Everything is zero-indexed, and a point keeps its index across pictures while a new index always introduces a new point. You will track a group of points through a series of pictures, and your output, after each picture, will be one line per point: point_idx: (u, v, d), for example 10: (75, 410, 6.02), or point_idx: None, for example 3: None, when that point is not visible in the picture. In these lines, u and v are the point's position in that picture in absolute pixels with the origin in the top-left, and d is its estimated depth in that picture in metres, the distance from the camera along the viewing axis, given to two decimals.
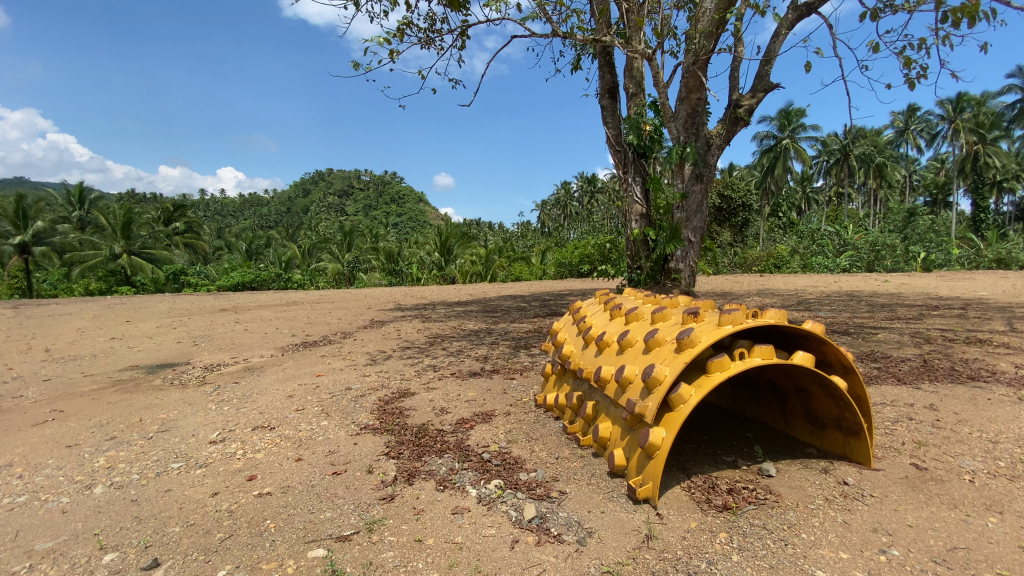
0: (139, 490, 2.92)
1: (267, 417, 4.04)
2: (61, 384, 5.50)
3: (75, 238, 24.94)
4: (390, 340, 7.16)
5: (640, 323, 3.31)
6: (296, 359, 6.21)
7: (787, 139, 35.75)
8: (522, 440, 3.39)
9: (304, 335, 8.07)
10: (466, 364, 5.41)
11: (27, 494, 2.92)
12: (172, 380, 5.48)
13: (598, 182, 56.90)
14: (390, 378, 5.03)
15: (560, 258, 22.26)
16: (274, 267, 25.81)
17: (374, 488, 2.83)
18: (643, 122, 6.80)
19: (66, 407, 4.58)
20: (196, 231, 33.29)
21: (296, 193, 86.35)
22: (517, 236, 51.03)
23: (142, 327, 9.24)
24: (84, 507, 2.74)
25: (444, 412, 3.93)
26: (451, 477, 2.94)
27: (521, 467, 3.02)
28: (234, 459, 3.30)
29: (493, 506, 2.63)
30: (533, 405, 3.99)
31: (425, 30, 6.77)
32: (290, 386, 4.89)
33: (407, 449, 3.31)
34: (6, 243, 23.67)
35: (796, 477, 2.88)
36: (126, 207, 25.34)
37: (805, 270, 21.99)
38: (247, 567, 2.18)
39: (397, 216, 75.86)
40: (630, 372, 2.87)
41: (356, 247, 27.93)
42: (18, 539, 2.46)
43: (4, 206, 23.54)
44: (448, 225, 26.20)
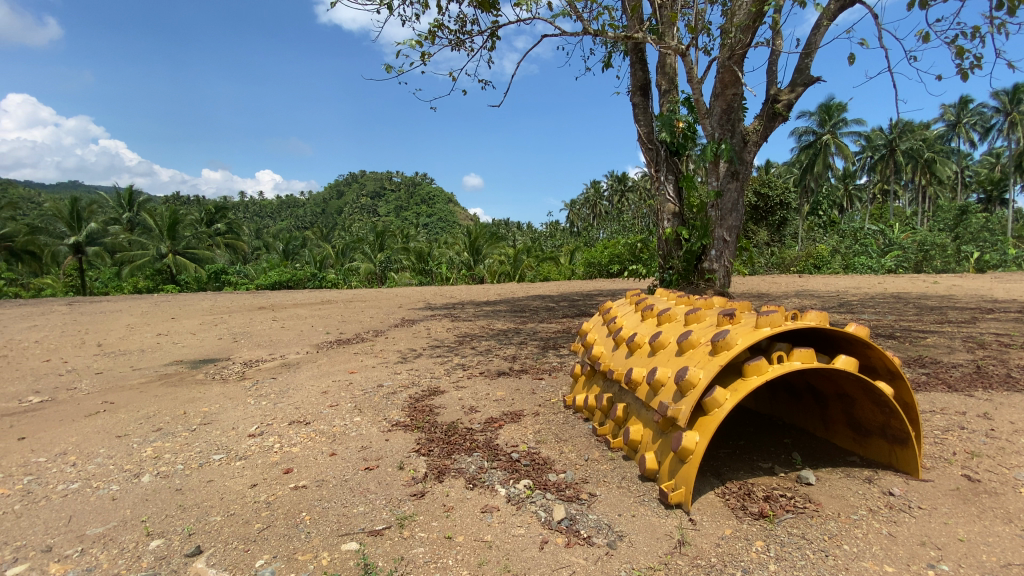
0: (183, 480, 3.05)
1: (303, 412, 4.15)
2: (113, 377, 5.81)
3: (125, 238, 26.31)
4: (420, 338, 7.26)
5: (673, 324, 3.25)
6: (329, 356, 6.37)
7: (827, 135, 34.38)
8: (551, 441, 3.37)
9: (338, 333, 8.26)
10: (495, 363, 5.43)
11: (81, 481, 3.09)
12: (213, 375, 5.71)
13: (629, 181, 56.13)
14: (420, 375, 5.09)
15: (589, 258, 22.08)
16: (310, 267, 26.56)
17: (405, 484, 2.87)
18: (676, 119, 6.67)
19: (116, 399, 4.83)
20: (236, 232, 34.56)
21: (330, 194, 88.53)
22: (546, 236, 50.96)
23: (186, 323, 9.67)
24: (132, 495, 2.88)
25: (473, 411, 3.95)
26: (480, 475, 2.95)
27: (550, 468, 3.01)
28: (272, 452, 3.40)
29: (522, 506, 2.63)
30: (562, 406, 3.97)
31: (456, 32, 6.84)
32: (324, 382, 5.02)
33: (437, 446, 3.35)
34: (63, 243, 25.10)
35: (838, 486, 2.77)
36: (172, 208, 26.53)
37: (847, 271, 21.14)
38: (284, 558, 2.24)
39: (427, 216, 76.80)
40: (663, 374, 2.82)
41: (387, 247, 28.44)
42: (73, 523, 2.60)
43: (61, 209, 24.95)
44: (477, 225, 26.38)
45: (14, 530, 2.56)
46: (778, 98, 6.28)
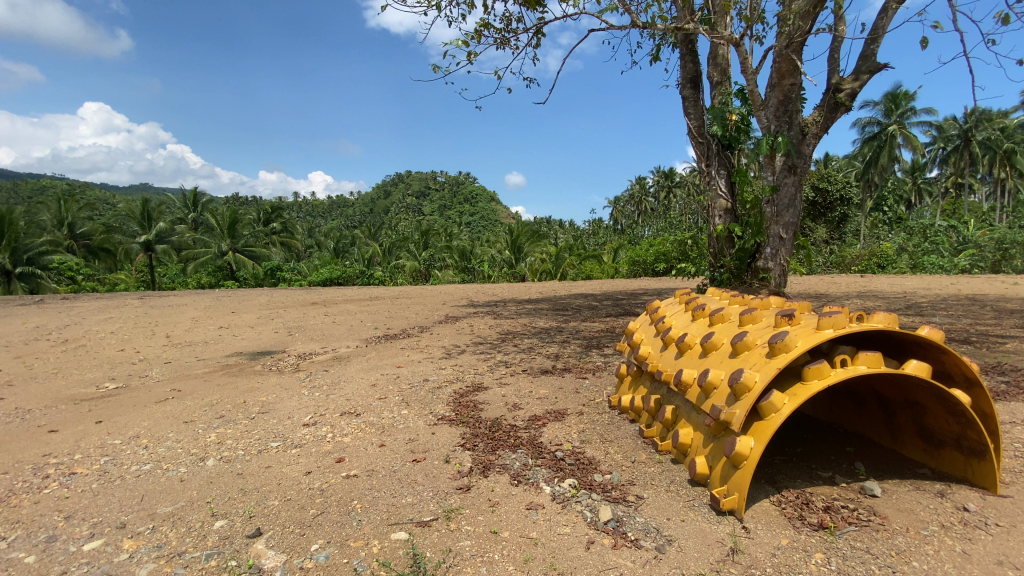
0: (244, 464, 3.21)
1: (353, 404, 4.29)
2: (180, 366, 6.21)
3: (190, 237, 28.00)
4: (464, 335, 7.35)
5: (727, 325, 3.13)
6: (377, 350, 6.57)
7: (894, 125, 32.23)
8: (596, 440, 3.33)
9: (385, 328, 8.49)
10: (538, 361, 5.42)
11: (152, 463, 3.31)
12: (271, 366, 6.01)
13: (676, 177, 54.67)
14: (463, 371, 5.16)
15: (633, 256, 21.68)
16: (358, 264, 27.42)
17: (451, 477, 2.91)
18: (728, 112, 6.43)
19: (183, 387, 5.16)
20: (290, 231, 36.21)
21: (377, 194, 91.10)
22: (589, 234, 50.30)
23: (245, 317, 10.23)
24: (199, 477, 3.06)
25: (517, 408, 3.95)
26: (525, 472, 2.95)
27: (596, 468, 2.96)
28: (325, 441, 3.54)
29: (568, 505, 2.61)
30: (607, 406, 3.91)
31: (502, 31, 6.87)
32: (373, 375, 5.18)
33: (481, 442, 3.37)
34: (135, 241, 26.87)
35: (906, 499, 2.59)
36: (232, 208, 27.96)
37: (914, 271, 19.79)
38: (337, 543, 2.32)
39: (470, 215, 77.55)
40: (715, 377, 2.72)
41: (431, 245, 28.92)
42: (144, 502, 2.79)
43: (133, 209, 26.90)
44: (519, 223, 26.39)
45: (92, 507, 2.76)
46: (840, 87, 5.94)
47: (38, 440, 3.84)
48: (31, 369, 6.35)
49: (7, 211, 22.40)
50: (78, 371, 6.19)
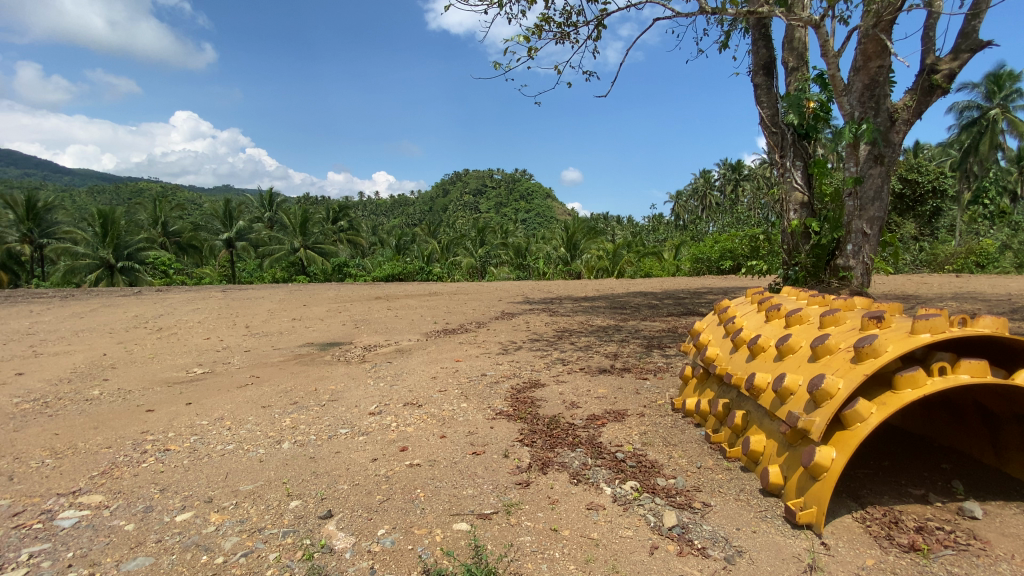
0: (316, 449, 3.39)
1: (416, 395, 4.42)
2: (258, 354, 6.66)
3: (267, 234, 29.93)
4: (520, 331, 7.37)
5: (805, 326, 2.93)
6: (437, 344, 6.72)
7: (998, 109, 28.93)
8: (658, 444, 3.22)
9: (444, 323, 8.70)
10: (596, 360, 5.33)
11: (234, 443, 3.57)
12: (339, 356, 6.31)
13: (744, 170, 51.99)
14: (521, 367, 5.17)
15: (696, 253, 20.85)
16: (418, 260, 28.18)
17: (510, 472, 2.92)
18: (806, 99, 5.97)
19: (261, 374, 5.54)
20: (355, 228, 37.87)
21: (436, 193, 93.23)
22: (648, 230, 48.92)
23: (315, 310, 10.81)
24: (276, 459, 3.26)
25: (575, 407, 3.90)
26: (585, 472, 2.91)
27: (659, 472, 2.87)
28: (389, 430, 3.67)
29: (630, 507, 2.54)
30: (671, 409, 3.77)
31: (563, 25, 6.82)
32: (433, 368, 5.32)
33: (540, 438, 3.36)
34: (219, 239, 29.00)
35: (1013, 524, 2.31)
36: (302, 208, 29.57)
37: (1021, 271, 17.67)
38: (402, 530, 2.39)
39: (526, 212, 77.62)
40: (792, 382, 2.55)
41: (488, 242, 29.33)
42: (228, 479, 3.00)
43: (218, 209, 29.07)
44: (576, 220, 26.19)
45: (184, 481, 3.02)
46: (936, 68, 5.40)
47: (138, 418, 4.24)
48: (131, 354, 7.02)
49: (111, 212, 24.91)
50: (170, 356, 6.79)
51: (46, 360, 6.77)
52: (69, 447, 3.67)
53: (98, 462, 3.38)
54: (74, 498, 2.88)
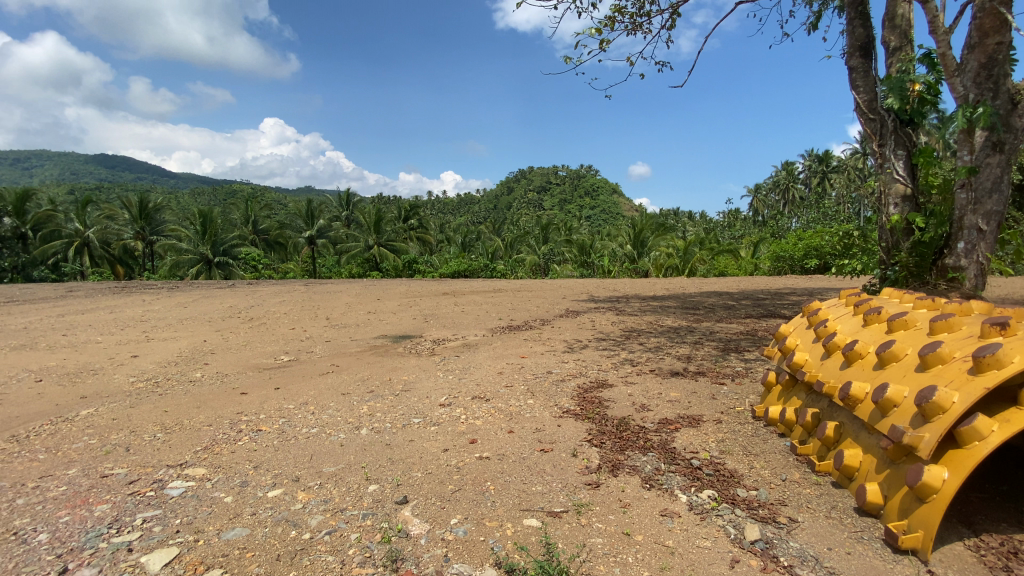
0: (392, 436, 3.54)
1: (483, 389, 4.50)
2: (337, 344, 7.07)
3: (344, 233, 31.66)
4: (586, 330, 7.28)
5: (912, 333, 2.64)
6: (502, 340, 6.78)
7: None
8: (738, 453, 3.05)
9: (509, 319, 8.78)
10: (668, 362, 5.13)
11: (318, 427, 3.81)
12: (410, 349, 6.55)
13: (833, 161, 48.09)
14: (587, 366, 5.09)
15: (776, 251, 19.50)
16: (483, 257, 28.61)
17: (579, 471, 2.89)
18: (909, 81, 5.40)
19: (340, 363, 5.88)
20: (423, 226, 39.03)
21: (501, 190, 94.09)
22: (722, 227, 46.47)
23: (387, 304, 11.29)
24: (355, 444, 3.44)
25: (645, 409, 3.79)
26: (657, 477, 2.81)
27: (738, 482, 2.72)
28: (459, 421, 3.75)
29: (707, 517, 2.43)
30: (752, 417, 3.56)
31: (636, 15, 6.63)
32: (500, 363, 5.37)
33: (609, 439, 3.29)
34: (301, 236, 31.07)
35: None
36: (376, 207, 30.95)
37: None
38: (474, 521, 2.43)
39: (591, 209, 76.42)
40: (896, 393, 2.31)
41: (551, 240, 29.28)
42: (313, 461, 3.21)
43: (301, 209, 31.11)
44: (644, 217, 25.43)
45: (274, 460, 3.26)
46: None
47: (234, 400, 4.64)
48: (227, 341, 7.69)
49: (209, 212, 27.36)
50: (260, 344, 7.36)
51: (157, 345, 7.57)
52: (176, 423, 4.07)
53: (202, 438, 3.73)
54: (181, 469, 3.20)
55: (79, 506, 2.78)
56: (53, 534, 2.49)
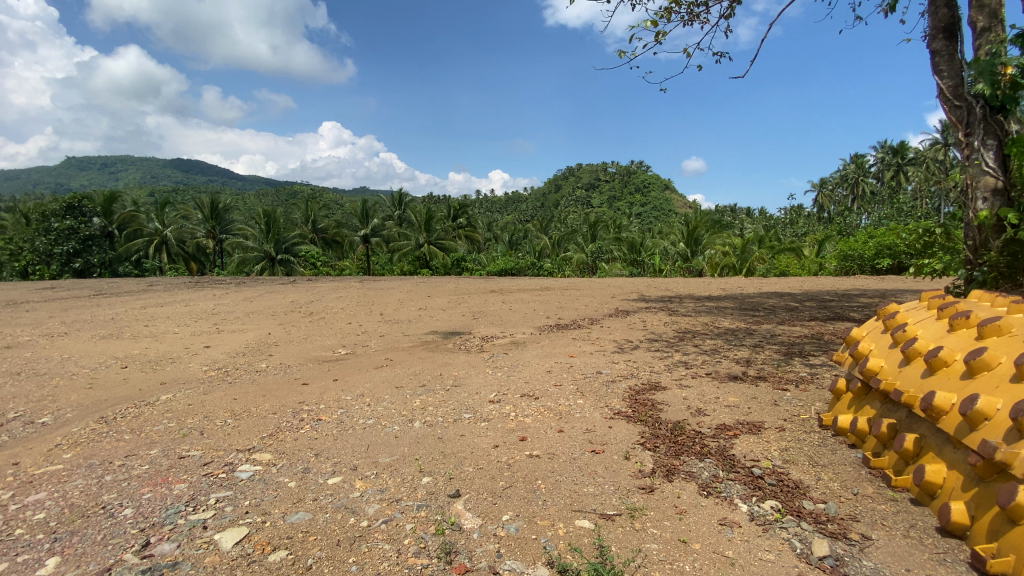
0: (443, 430, 3.60)
1: (532, 387, 4.50)
2: (390, 339, 7.28)
3: (396, 231, 32.53)
4: (637, 330, 7.13)
5: (1007, 339, 2.40)
6: (550, 339, 6.76)
7: None
8: (803, 463, 2.89)
9: (557, 318, 8.73)
10: (725, 365, 4.94)
11: (374, 419, 3.94)
12: (460, 345, 6.66)
13: (909, 153, 44.57)
14: (639, 368, 4.98)
15: (843, 250, 18.29)
16: (531, 256, 28.61)
17: (632, 475, 2.83)
18: (1001, 64, 4.81)
19: (393, 357, 6.06)
20: (472, 224, 39.48)
21: (549, 188, 93.70)
22: (782, 225, 44.13)
23: (437, 301, 11.51)
24: (409, 436, 3.54)
25: (702, 414, 3.66)
26: (715, 484, 2.71)
27: (804, 494, 2.57)
28: (509, 419, 3.77)
29: (770, 529, 2.32)
30: (818, 425, 3.36)
31: (693, 5, 6.40)
32: (549, 362, 5.35)
33: (663, 444, 3.21)
34: (356, 235, 32.20)
35: None
36: (426, 206, 31.59)
37: None
38: (526, 518, 2.44)
39: (642, 206, 74.64)
40: (987, 405, 2.10)
41: (600, 238, 28.87)
42: (369, 451, 3.32)
43: (356, 208, 32.27)
44: (698, 214, 24.56)
45: (334, 449, 3.40)
46: None
47: (296, 390, 4.89)
48: (289, 334, 8.10)
49: (272, 211, 28.92)
50: (319, 337, 7.70)
51: (226, 336, 8.09)
52: (244, 410, 4.34)
53: (267, 425, 3.95)
54: (249, 454, 3.40)
55: (159, 484, 3.01)
56: (137, 510, 2.71)
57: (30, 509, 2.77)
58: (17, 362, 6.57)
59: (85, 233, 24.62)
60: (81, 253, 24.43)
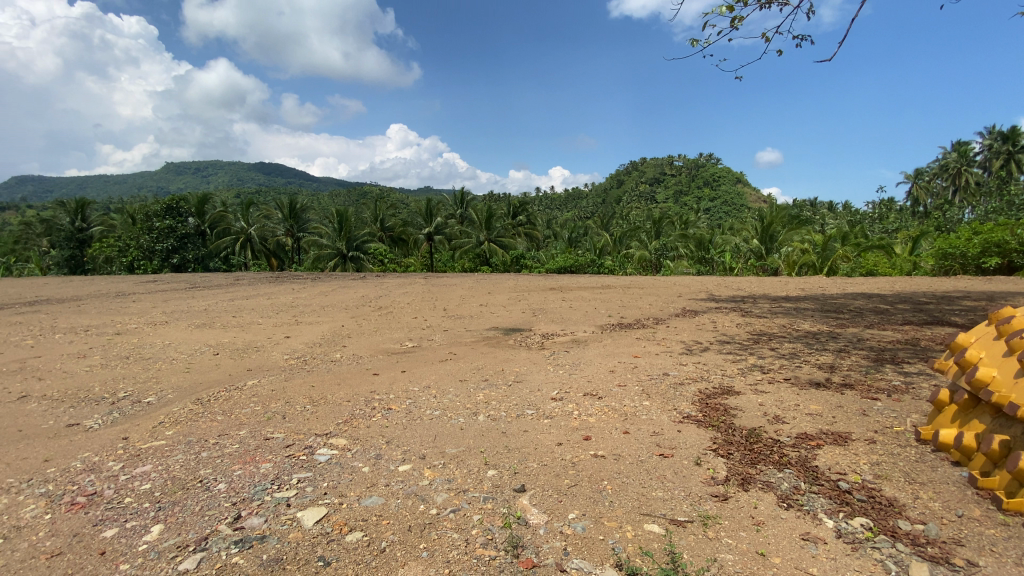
0: (507, 426, 3.64)
1: (596, 386, 4.44)
2: (453, 334, 7.47)
3: (458, 229, 33.25)
4: (706, 331, 6.84)
5: None
6: (613, 338, 6.65)
7: None
8: (897, 479, 2.65)
9: (620, 317, 8.57)
10: (806, 371, 4.63)
11: (440, 410, 4.05)
12: (521, 341, 6.71)
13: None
14: (709, 370, 4.78)
15: (941, 248, 16.53)
16: (592, 254, 28.27)
17: (704, 481, 2.72)
18: None
19: (457, 351, 6.21)
20: (532, 221, 39.48)
21: (611, 184, 91.91)
22: (869, 220, 40.57)
23: (498, 298, 11.66)
24: (473, 429, 3.60)
25: (780, 421, 3.45)
26: (796, 496, 2.55)
27: (899, 512, 2.36)
28: (572, 417, 3.75)
29: (860, 548, 2.15)
30: (917, 439, 3.06)
31: None
32: (612, 362, 5.26)
33: (737, 451, 3.06)
34: (420, 233, 33.27)
35: None
36: (488, 204, 32.04)
37: None
38: (593, 518, 2.41)
39: (710, 200, 71.35)
40: None
41: (664, 235, 27.96)
42: (436, 441, 3.42)
43: (421, 207, 33.33)
44: (774, 208, 23.12)
45: (403, 437, 3.53)
46: None
47: (367, 380, 5.14)
48: (360, 326, 8.53)
49: (344, 211, 30.54)
50: (387, 330, 8.04)
51: (304, 327, 8.66)
52: (321, 397, 4.61)
53: (342, 412, 4.18)
54: (326, 439, 3.61)
55: (248, 462, 3.27)
56: (229, 485, 2.96)
57: (138, 479, 3.10)
58: (128, 347, 7.37)
59: (182, 231, 27.16)
60: (178, 250, 27.02)
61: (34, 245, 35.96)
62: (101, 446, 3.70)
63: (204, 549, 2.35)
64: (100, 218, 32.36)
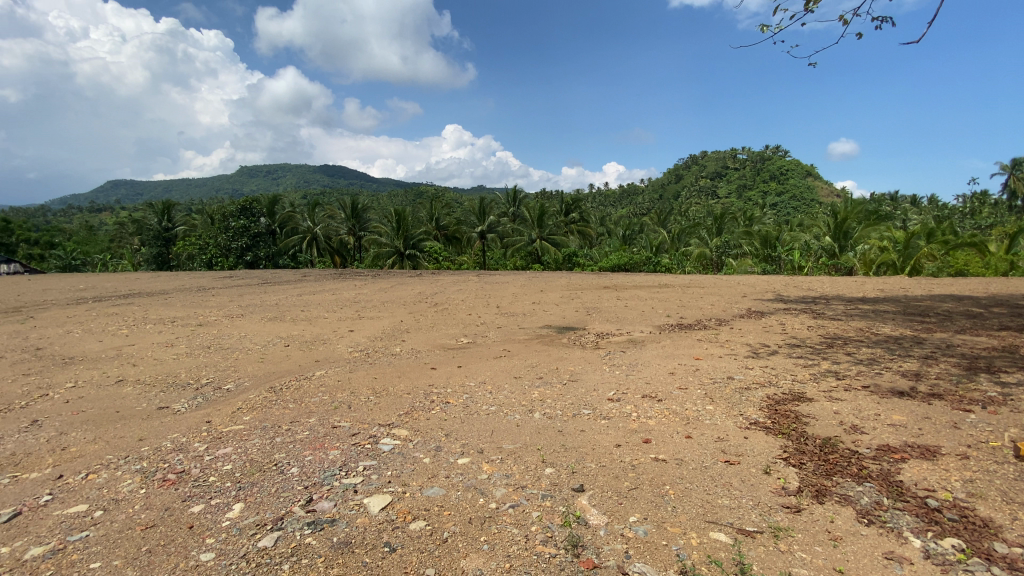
0: (563, 424, 3.63)
1: (655, 388, 4.34)
2: (507, 331, 7.53)
3: (511, 227, 33.42)
4: (772, 333, 6.51)
5: None
6: (672, 338, 6.46)
7: None
8: (995, 499, 2.41)
9: (678, 317, 8.32)
10: (886, 378, 4.30)
11: (496, 406, 4.10)
12: (576, 340, 6.66)
13: None
14: (777, 375, 4.55)
15: None
16: (647, 252, 27.58)
17: (774, 491, 2.60)
18: None
19: (511, 348, 6.26)
20: (586, 218, 39.05)
21: (668, 179, 89.16)
22: (958, 215, 36.92)
23: (551, 296, 11.61)
24: (530, 426, 3.62)
25: (858, 432, 3.23)
26: (878, 512, 2.38)
27: (999, 535, 2.15)
28: (631, 419, 3.68)
29: (952, 570, 1.98)
30: (1018, 456, 2.76)
31: None
32: (671, 363, 5.12)
33: (810, 461, 2.90)
34: (474, 231, 33.75)
35: None
36: (541, 202, 32.00)
37: None
38: (654, 523, 2.37)
39: (776, 195, 67.57)
40: None
41: (726, 232, 26.76)
42: (494, 436, 3.47)
43: (475, 205, 33.78)
44: (848, 203, 21.55)
45: (462, 431, 3.61)
46: None
47: (425, 374, 5.28)
48: (417, 322, 8.79)
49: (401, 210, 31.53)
50: (443, 326, 8.24)
51: (365, 322, 9.03)
52: (383, 389, 4.80)
53: (402, 404, 4.33)
54: (389, 430, 3.75)
55: (318, 449, 3.46)
56: (301, 469, 3.15)
57: (222, 460, 3.37)
58: (209, 337, 7.99)
59: (255, 230, 29.01)
60: (251, 248, 28.92)
61: (127, 243, 39.64)
62: (188, 428, 4.04)
63: (281, 528, 2.51)
64: (184, 219, 35.20)
